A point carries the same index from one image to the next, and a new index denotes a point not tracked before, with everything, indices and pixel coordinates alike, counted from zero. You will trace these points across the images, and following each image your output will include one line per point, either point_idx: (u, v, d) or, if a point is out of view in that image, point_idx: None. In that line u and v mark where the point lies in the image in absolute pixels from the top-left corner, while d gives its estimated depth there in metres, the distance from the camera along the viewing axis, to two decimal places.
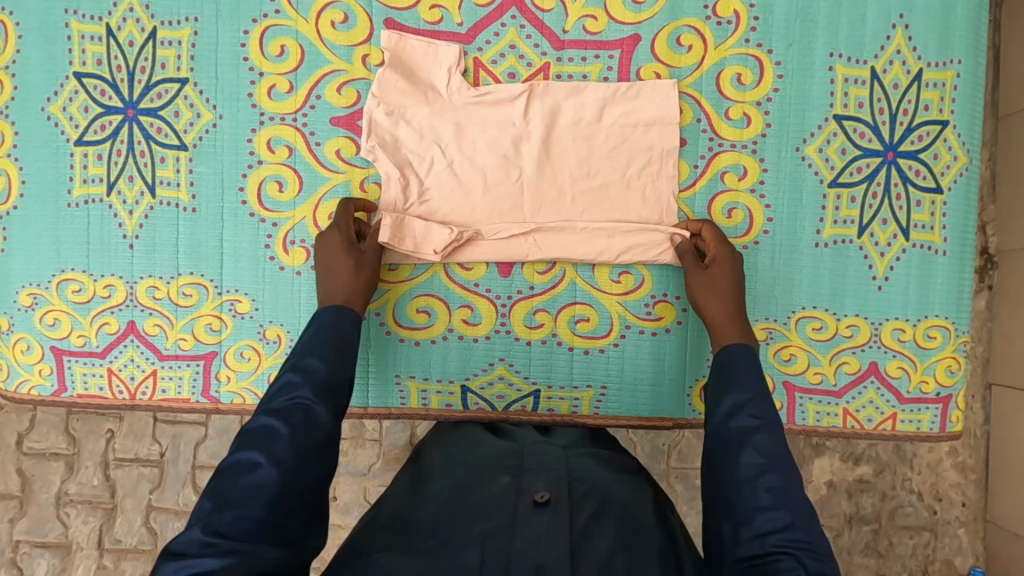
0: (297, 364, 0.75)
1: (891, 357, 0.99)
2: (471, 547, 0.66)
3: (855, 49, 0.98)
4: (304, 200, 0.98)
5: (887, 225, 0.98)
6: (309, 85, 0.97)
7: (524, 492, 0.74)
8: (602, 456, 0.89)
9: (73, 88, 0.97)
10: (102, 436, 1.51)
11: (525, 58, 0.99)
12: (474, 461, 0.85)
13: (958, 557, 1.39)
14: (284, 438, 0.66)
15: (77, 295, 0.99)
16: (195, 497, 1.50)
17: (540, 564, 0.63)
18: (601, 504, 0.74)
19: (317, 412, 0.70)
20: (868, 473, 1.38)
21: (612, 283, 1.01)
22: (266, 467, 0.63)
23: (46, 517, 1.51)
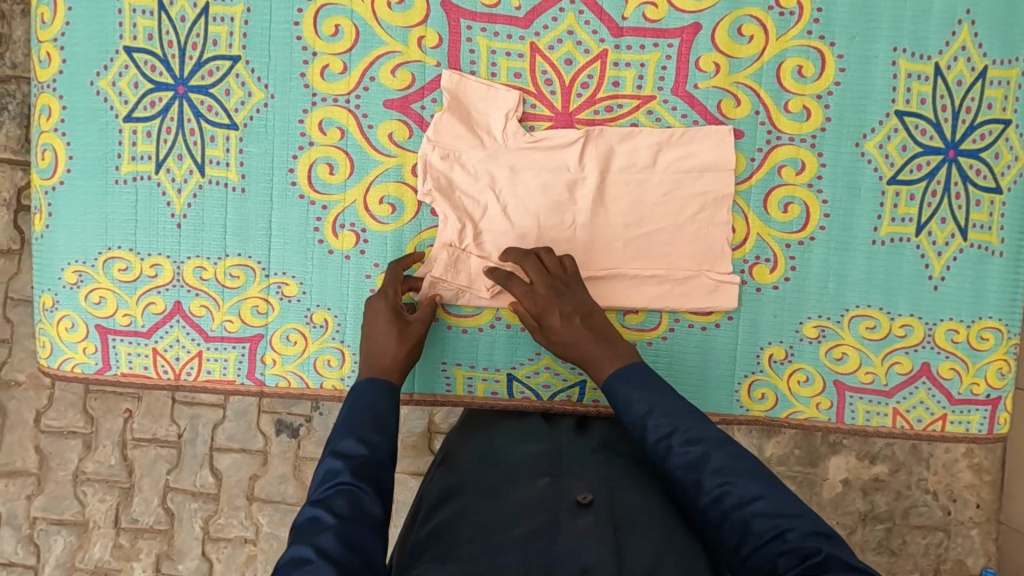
0: (338, 446, 0.76)
1: (945, 358, 0.99)
2: (512, 551, 0.67)
3: (919, 44, 0.96)
4: (355, 183, 0.97)
5: (946, 225, 0.97)
6: (363, 66, 0.96)
7: (564, 494, 0.75)
8: (633, 449, 0.88)
9: (123, 63, 0.95)
10: (121, 415, 1.51)
11: (582, 45, 0.97)
12: (510, 460, 0.85)
13: (970, 557, 1.39)
14: (329, 530, 0.65)
15: (123, 273, 0.98)
16: (212, 479, 1.50)
17: (585, 566, 0.64)
18: (642, 504, 0.75)
19: (361, 496, 0.70)
20: (884, 472, 1.39)
21: (656, 277, 0.99)
22: (317, 559, 0.62)
23: (63, 494, 1.51)
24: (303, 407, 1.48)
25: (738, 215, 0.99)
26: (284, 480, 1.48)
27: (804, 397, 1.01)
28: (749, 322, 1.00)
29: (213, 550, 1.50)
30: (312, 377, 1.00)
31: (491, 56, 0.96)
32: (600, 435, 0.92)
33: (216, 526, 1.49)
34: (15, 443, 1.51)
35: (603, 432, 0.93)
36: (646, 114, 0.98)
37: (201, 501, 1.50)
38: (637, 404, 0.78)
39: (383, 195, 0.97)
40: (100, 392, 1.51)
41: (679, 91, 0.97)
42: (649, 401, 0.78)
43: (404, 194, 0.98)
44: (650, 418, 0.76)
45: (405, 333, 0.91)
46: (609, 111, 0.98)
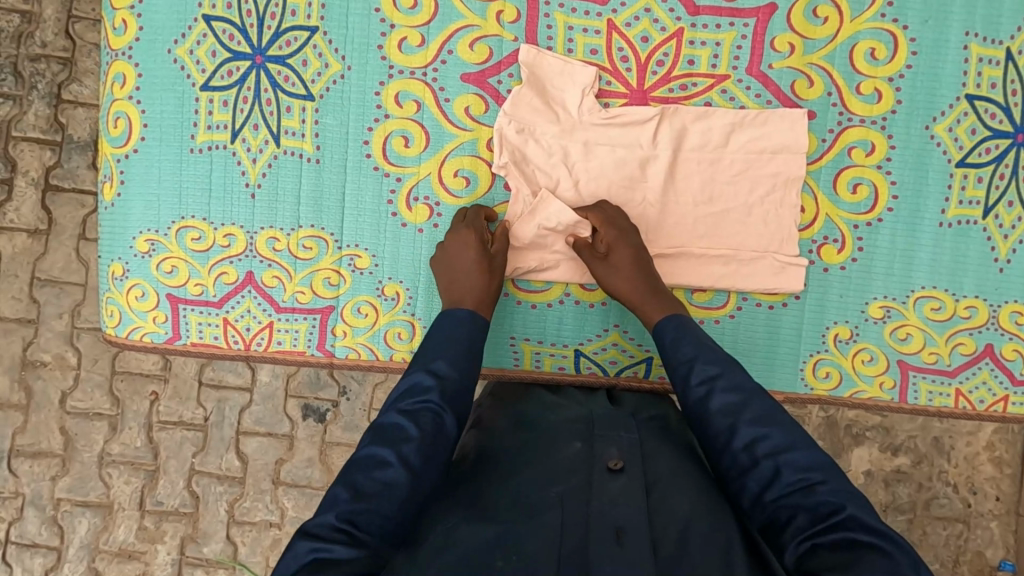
0: (430, 366, 0.80)
1: (1007, 339, 1.00)
2: (550, 509, 0.68)
3: (992, 28, 0.97)
4: (430, 156, 0.98)
5: (1012, 208, 0.98)
6: (441, 39, 0.96)
7: (596, 459, 0.76)
8: (666, 421, 0.88)
9: (201, 31, 0.95)
10: (147, 397, 1.50)
11: (659, 23, 0.97)
12: (545, 425, 0.86)
13: (989, 548, 1.40)
14: (412, 441, 0.72)
15: (196, 243, 0.98)
16: (238, 462, 1.49)
17: (619, 527, 0.66)
18: (674, 468, 0.76)
19: (444, 419, 0.75)
20: (905, 464, 1.40)
21: (717, 258, 1.00)
22: (396, 464, 0.70)
23: (88, 475, 1.51)
24: (330, 392, 1.49)
25: (808, 195, 1.00)
26: (310, 464, 1.48)
27: (867, 376, 1.02)
28: (816, 301, 1.01)
29: (238, 534, 1.49)
30: (383, 349, 1.00)
31: (569, 33, 0.97)
32: (637, 407, 0.92)
33: (242, 510, 1.49)
34: (40, 423, 1.50)
35: (637, 405, 0.93)
36: (719, 93, 0.99)
37: (227, 485, 1.49)
38: (698, 378, 0.77)
39: (458, 169, 0.98)
40: (126, 373, 1.50)
41: (753, 71, 0.98)
42: (712, 374, 0.77)
43: (477, 168, 0.98)
44: (711, 395, 0.75)
45: (494, 271, 0.92)
46: (682, 89, 0.99)
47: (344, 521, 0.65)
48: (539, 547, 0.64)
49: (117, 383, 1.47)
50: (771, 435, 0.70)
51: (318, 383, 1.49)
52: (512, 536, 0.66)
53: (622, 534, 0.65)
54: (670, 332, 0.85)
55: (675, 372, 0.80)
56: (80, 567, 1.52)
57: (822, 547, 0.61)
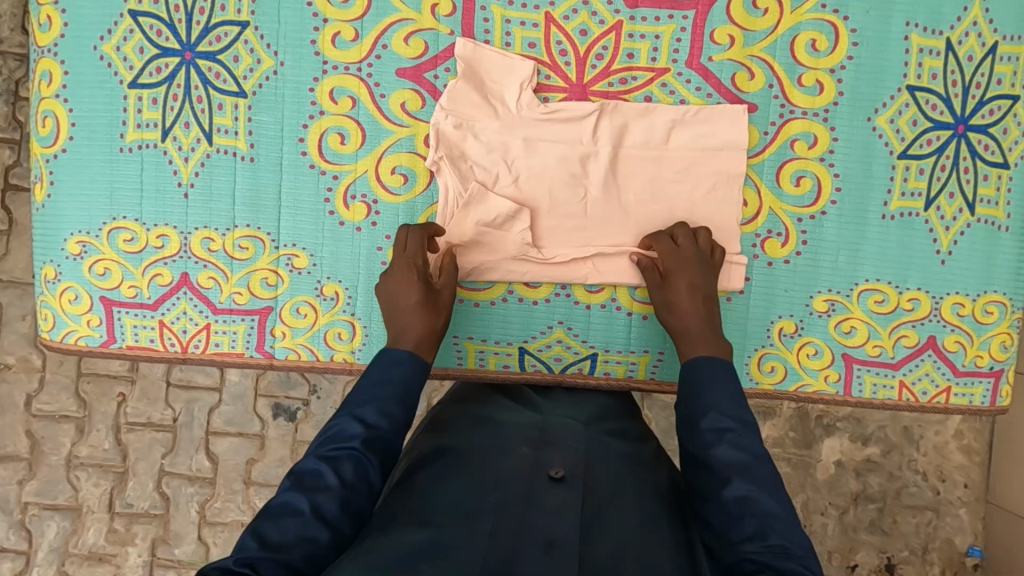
0: (360, 409, 0.76)
1: (950, 331, 1.00)
2: (485, 515, 0.68)
3: (933, 18, 0.96)
4: (367, 152, 0.96)
5: (954, 199, 0.98)
6: (375, 34, 0.94)
7: (540, 467, 0.76)
8: (620, 432, 0.90)
9: (128, 27, 0.93)
10: (115, 399, 1.48)
11: (597, 15, 0.96)
12: (500, 427, 0.87)
13: (958, 536, 1.41)
14: (330, 491, 0.69)
15: (129, 244, 0.96)
16: (208, 463, 1.47)
17: (551, 538, 0.65)
18: (618, 482, 0.76)
19: (369, 468, 0.72)
20: (875, 454, 1.41)
21: None
22: (306, 514, 0.66)
23: (56, 478, 1.49)
24: (301, 390, 1.46)
25: (751, 188, 0.99)
26: (282, 463, 1.46)
27: (813, 370, 1.01)
28: (762, 294, 1.01)
29: (210, 534, 1.47)
30: (323, 350, 0.99)
31: (506, 26, 0.95)
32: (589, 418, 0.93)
33: (213, 510, 1.47)
34: (5, 427, 1.48)
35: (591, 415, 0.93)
36: (660, 87, 0.98)
37: (197, 485, 1.47)
38: (709, 426, 0.76)
39: (395, 165, 0.97)
40: (93, 376, 1.47)
41: (694, 64, 0.97)
42: (725, 427, 0.75)
43: (416, 165, 0.97)
44: (718, 444, 0.74)
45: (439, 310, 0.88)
46: (622, 83, 0.97)
47: (245, 565, 0.61)
48: (469, 549, 0.63)
49: (81, 386, 1.45)
50: (765, 499, 0.68)
51: (288, 382, 1.47)
52: (439, 543, 0.64)
53: (552, 545, 0.64)
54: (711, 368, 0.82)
55: (691, 408, 0.79)
56: (50, 570, 1.50)
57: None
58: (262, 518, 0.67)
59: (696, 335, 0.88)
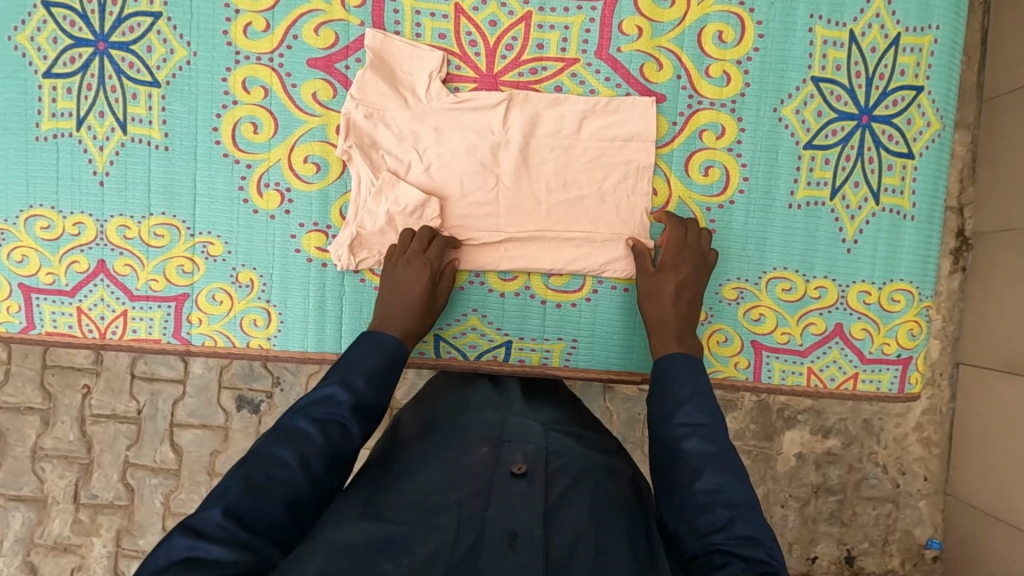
0: (348, 377, 0.80)
1: (856, 318, 1.01)
2: (446, 512, 0.67)
3: (836, 10, 0.97)
4: (280, 141, 0.98)
5: (859, 188, 0.99)
6: (286, 24, 0.96)
7: (501, 463, 0.75)
8: (579, 432, 0.88)
9: (41, 17, 0.94)
10: (79, 391, 1.50)
11: (507, 6, 0.97)
12: (459, 426, 0.85)
13: (917, 527, 1.40)
14: (318, 448, 0.72)
15: (45, 232, 0.97)
16: (172, 454, 1.49)
17: (514, 531, 0.64)
18: (578, 476, 0.75)
19: (351, 430, 0.76)
20: (836, 446, 1.39)
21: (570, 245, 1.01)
22: (295, 466, 0.69)
23: (21, 470, 1.51)
24: (264, 382, 1.47)
25: (661, 178, 1.01)
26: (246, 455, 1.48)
27: (723, 356, 1.03)
28: None
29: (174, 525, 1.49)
30: (239, 337, 1.00)
31: (416, 17, 0.97)
32: (548, 415, 0.91)
33: (177, 501, 1.49)
34: None
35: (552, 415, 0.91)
36: (570, 77, 0.99)
37: (162, 477, 1.49)
38: (683, 420, 0.76)
39: (308, 154, 0.98)
40: (57, 368, 1.49)
41: (603, 54, 0.99)
42: (697, 421, 0.76)
43: (328, 154, 0.98)
44: (689, 437, 0.74)
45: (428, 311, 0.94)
46: (533, 73, 0.99)
47: (231, 517, 0.62)
48: (429, 545, 0.62)
49: (46, 377, 1.48)
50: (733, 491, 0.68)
51: (252, 374, 1.48)
52: (395, 540, 0.63)
53: (515, 538, 0.63)
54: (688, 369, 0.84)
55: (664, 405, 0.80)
56: (16, 560, 1.53)
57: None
58: (244, 469, 0.68)
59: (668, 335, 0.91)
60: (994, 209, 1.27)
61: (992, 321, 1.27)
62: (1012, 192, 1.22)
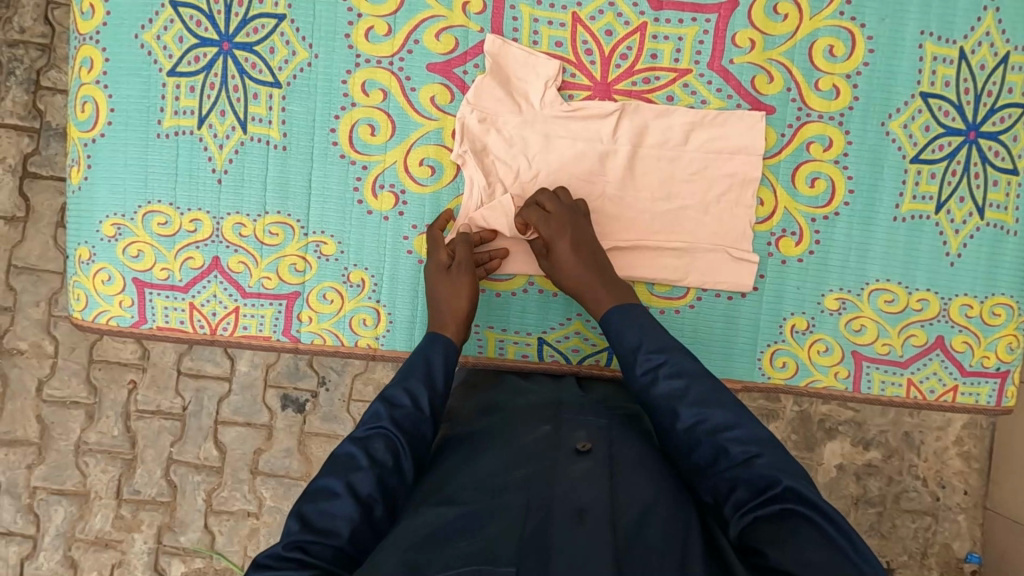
0: (388, 392, 0.80)
1: (957, 331, 1.03)
2: (514, 492, 0.68)
3: (946, 28, 0.99)
4: (396, 144, 0.99)
5: (964, 203, 1.01)
6: (408, 29, 0.97)
7: (563, 443, 0.75)
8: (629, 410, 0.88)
9: (169, 17, 0.96)
10: (125, 386, 1.42)
11: (623, 17, 0.99)
12: (514, 412, 0.86)
13: (956, 541, 1.38)
14: (363, 470, 0.71)
15: (162, 227, 0.99)
16: (216, 452, 1.41)
17: (580, 507, 0.64)
18: (638, 455, 0.75)
19: (397, 444, 0.75)
20: (877, 458, 1.37)
21: (670, 256, 1.03)
22: (345, 495, 0.68)
23: (64, 464, 1.42)
24: (309, 382, 1.39)
25: (767, 188, 1.02)
26: (289, 454, 1.40)
27: (823, 366, 1.04)
28: (776, 290, 1.04)
29: (216, 523, 1.41)
30: (347, 335, 1.01)
31: (534, 24, 0.98)
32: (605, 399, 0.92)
33: (219, 499, 1.41)
34: (15, 412, 1.42)
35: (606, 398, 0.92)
36: (681, 87, 1.01)
37: (205, 474, 1.41)
38: (643, 368, 0.80)
39: (423, 157, 0.99)
40: (104, 362, 1.41)
41: (715, 66, 1.00)
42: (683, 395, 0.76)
43: (442, 157, 0.99)
44: (656, 383, 0.78)
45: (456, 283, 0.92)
46: (645, 83, 1.00)
47: (294, 550, 0.64)
48: (502, 524, 0.63)
49: (92, 371, 1.39)
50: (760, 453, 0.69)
51: (297, 372, 1.40)
52: (471, 518, 0.65)
53: (584, 514, 0.63)
54: (621, 315, 0.85)
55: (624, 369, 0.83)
56: (57, 555, 1.44)
57: (761, 520, 0.64)
58: (300, 505, 0.68)
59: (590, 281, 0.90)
60: None
61: None
62: None
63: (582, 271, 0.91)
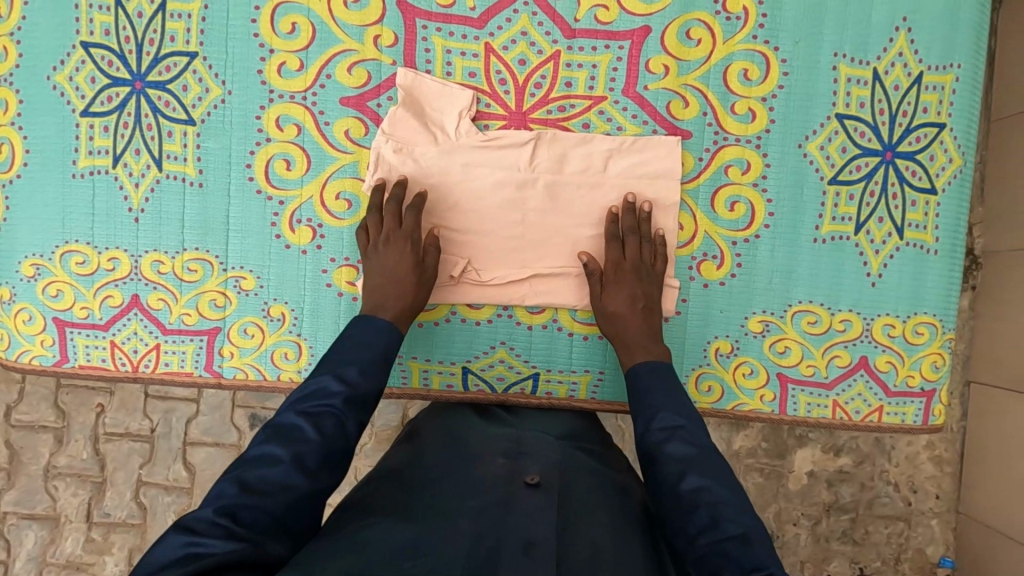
0: (339, 367, 0.78)
1: (881, 351, 1.03)
2: (467, 519, 0.67)
3: (860, 49, 0.99)
4: (312, 178, 0.99)
5: (883, 224, 1.01)
6: (320, 64, 0.98)
7: (517, 476, 0.75)
8: (588, 449, 0.89)
9: (80, 57, 0.96)
10: (93, 409, 1.42)
11: (536, 45, 0.99)
12: (472, 442, 0.87)
13: (929, 546, 1.38)
14: (310, 443, 0.70)
15: (80, 267, 0.99)
16: (185, 473, 1.41)
17: (529, 540, 0.64)
18: (590, 495, 0.75)
19: (346, 424, 0.74)
20: (848, 464, 1.36)
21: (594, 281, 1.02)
22: (288, 463, 0.67)
23: (35, 488, 1.43)
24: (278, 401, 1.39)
25: (687, 213, 1.02)
26: None
27: (748, 389, 1.04)
28: (699, 316, 1.04)
29: None
30: (270, 370, 1.01)
31: (447, 56, 0.99)
32: (562, 432, 0.93)
33: None
34: None
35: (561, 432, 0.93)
36: (597, 115, 1.01)
37: (174, 495, 1.41)
38: (661, 425, 0.80)
39: (340, 191, 0.99)
40: (71, 386, 1.41)
41: (629, 92, 1.00)
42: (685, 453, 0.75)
43: (359, 190, 0.99)
44: (669, 441, 0.77)
45: (422, 279, 0.94)
46: (561, 111, 1.01)
47: (224, 515, 0.62)
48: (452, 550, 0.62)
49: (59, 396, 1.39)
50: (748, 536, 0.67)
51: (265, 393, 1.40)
52: (421, 543, 0.63)
53: (532, 548, 0.63)
54: (648, 374, 0.87)
55: (640, 414, 0.83)
56: None
57: None
58: (236, 473, 0.66)
59: (635, 331, 0.93)
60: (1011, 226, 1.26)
61: (999, 337, 1.27)
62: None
63: (634, 324, 0.94)
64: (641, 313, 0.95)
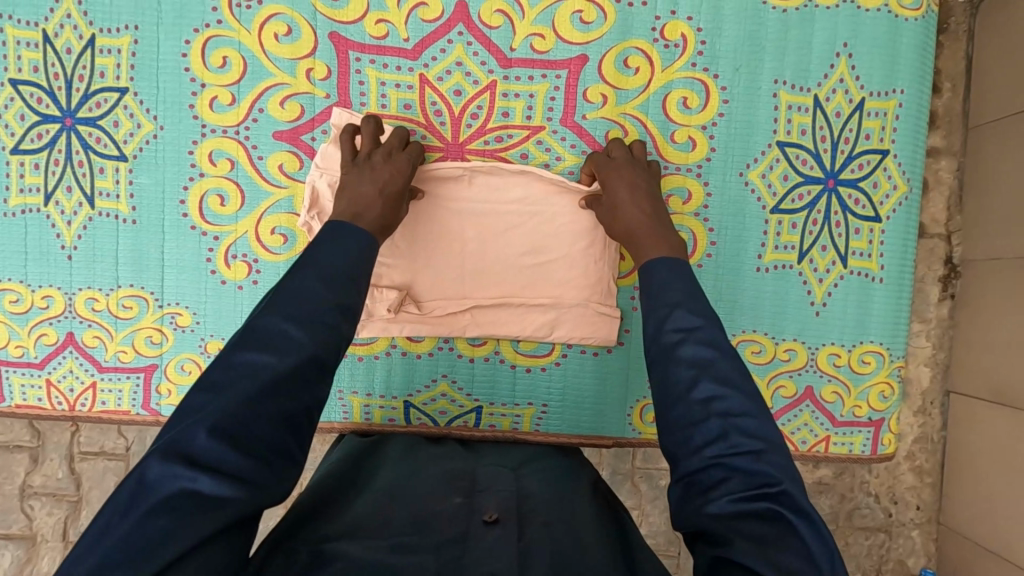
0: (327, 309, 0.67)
1: (826, 381, 1.01)
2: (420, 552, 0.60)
3: (800, 76, 0.97)
4: (247, 214, 0.98)
5: (826, 252, 1.00)
6: (252, 98, 0.96)
7: (475, 512, 0.66)
8: (553, 475, 0.81)
9: (9, 95, 0.95)
10: (67, 427, 1.31)
11: (471, 75, 0.98)
12: (426, 475, 0.78)
13: (910, 557, 1.32)
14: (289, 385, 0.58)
15: (14, 305, 0.98)
16: None
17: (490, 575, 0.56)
18: (555, 520, 0.67)
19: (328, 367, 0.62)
20: (827, 475, 1.31)
21: (534, 312, 1.01)
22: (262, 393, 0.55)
23: (9, 508, 1.33)
24: None
25: None
26: None
27: None
28: (641, 350, 1.03)
29: None
30: None
31: (381, 88, 0.97)
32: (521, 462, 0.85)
33: None
34: None
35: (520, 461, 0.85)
36: (535, 145, 0.99)
37: None
38: (675, 327, 0.68)
39: (275, 226, 0.98)
40: None
41: (568, 122, 0.99)
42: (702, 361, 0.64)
43: (294, 225, 0.98)
44: (682, 344, 0.66)
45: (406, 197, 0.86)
46: (498, 142, 0.99)
47: (221, 440, 0.52)
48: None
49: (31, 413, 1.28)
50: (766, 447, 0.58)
51: None
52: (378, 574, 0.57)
53: None
54: (665, 270, 0.76)
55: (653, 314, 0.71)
56: None
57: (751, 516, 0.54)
58: (214, 396, 0.54)
59: (641, 224, 0.85)
60: (983, 236, 1.19)
61: (983, 348, 1.19)
62: (1001, 218, 1.15)
63: (640, 217, 0.86)
64: (645, 204, 0.88)
